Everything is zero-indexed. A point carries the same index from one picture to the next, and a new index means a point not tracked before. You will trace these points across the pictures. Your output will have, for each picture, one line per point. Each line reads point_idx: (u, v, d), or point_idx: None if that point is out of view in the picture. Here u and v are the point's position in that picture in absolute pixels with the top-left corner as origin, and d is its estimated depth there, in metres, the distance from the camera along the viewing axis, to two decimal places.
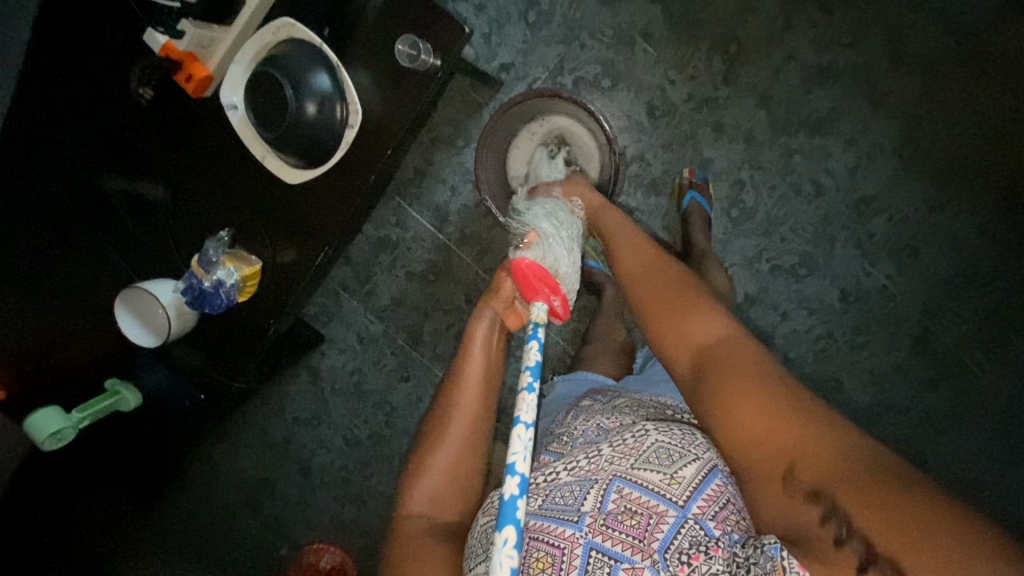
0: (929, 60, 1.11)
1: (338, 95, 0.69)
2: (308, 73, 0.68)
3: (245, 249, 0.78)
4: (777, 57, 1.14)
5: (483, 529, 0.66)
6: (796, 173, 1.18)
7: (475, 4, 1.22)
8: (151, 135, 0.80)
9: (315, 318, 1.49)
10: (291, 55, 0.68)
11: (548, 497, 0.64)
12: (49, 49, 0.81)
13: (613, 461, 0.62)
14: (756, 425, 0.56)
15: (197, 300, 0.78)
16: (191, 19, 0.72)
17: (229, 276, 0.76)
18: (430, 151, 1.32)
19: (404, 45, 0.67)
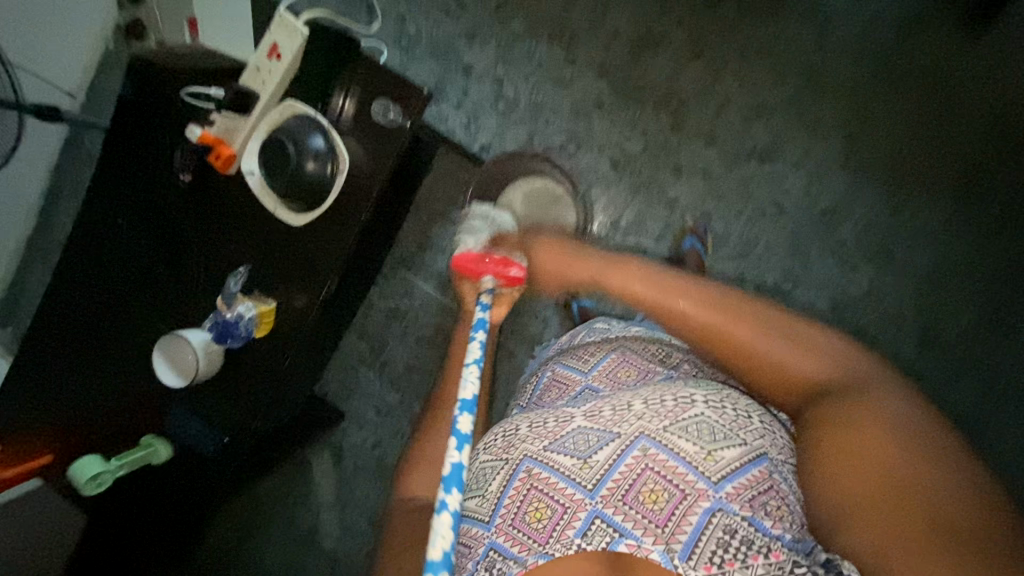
0: (847, 87, 1.24)
1: (334, 154, 0.85)
2: (308, 137, 0.84)
3: (261, 291, 0.91)
4: (715, 103, 1.29)
5: (482, 466, 0.78)
6: (756, 198, 1.30)
7: (453, 102, 1.43)
8: (190, 212, 0.97)
9: (336, 396, 1.60)
10: (294, 124, 0.85)
11: (555, 441, 0.72)
12: (114, 157, 1.01)
13: (641, 421, 0.70)
14: (859, 465, 0.62)
15: (221, 333, 0.89)
16: (221, 112, 0.90)
17: (248, 311, 0.88)
18: (429, 225, 1.48)
19: (378, 108, 0.85)
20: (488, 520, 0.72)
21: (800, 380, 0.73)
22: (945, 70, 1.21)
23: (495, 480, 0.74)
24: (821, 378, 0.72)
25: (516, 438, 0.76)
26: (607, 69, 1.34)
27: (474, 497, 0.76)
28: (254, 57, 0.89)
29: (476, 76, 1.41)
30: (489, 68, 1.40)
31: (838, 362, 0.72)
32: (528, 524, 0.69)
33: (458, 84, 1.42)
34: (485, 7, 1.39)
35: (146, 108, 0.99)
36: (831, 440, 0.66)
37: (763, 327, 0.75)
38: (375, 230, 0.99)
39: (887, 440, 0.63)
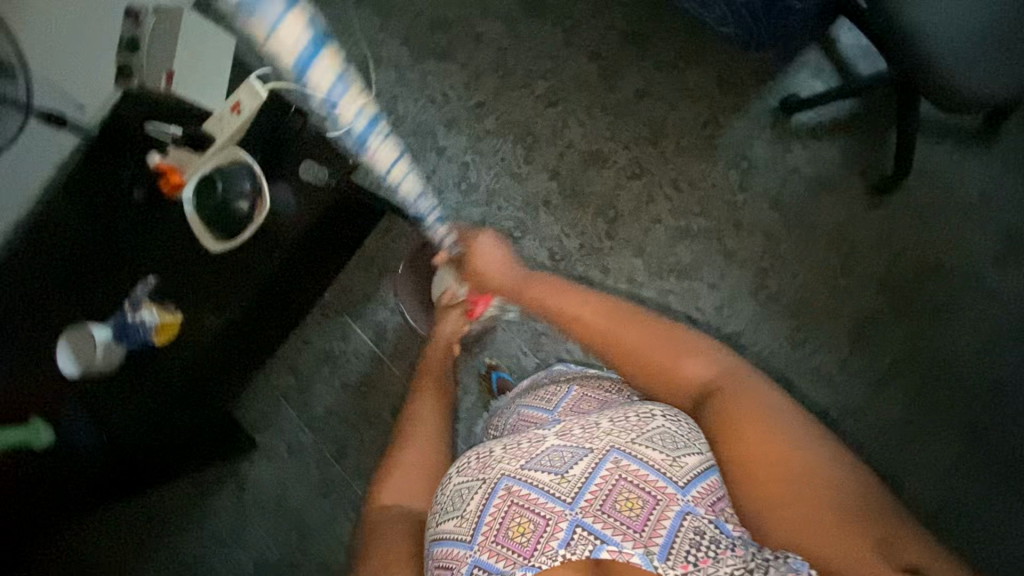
0: (763, 227, 1.38)
1: (258, 194, 1.02)
2: (236, 179, 1.02)
3: (166, 300, 1.06)
4: (646, 220, 1.44)
5: (455, 489, 0.74)
6: (672, 310, 1.40)
7: (422, 175, 1.59)
8: (138, 226, 1.09)
9: (251, 427, 1.62)
10: (229, 167, 1.02)
11: (529, 460, 0.71)
12: (86, 166, 1.13)
13: (611, 435, 0.69)
14: (774, 474, 0.65)
15: (121, 332, 1.04)
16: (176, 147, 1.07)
17: (150, 316, 1.03)
18: (377, 279, 1.59)
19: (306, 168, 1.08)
20: (470, 539, 0.69)
21: (690, 385, 0.77)
22: (853, 228, 1.34)
23: (471, 500, 0.71)
24: (708, 380, 0.76)
25: (491, 458, 0.74)
26: (559, 174, 1.50)
27: (451, 519, 0.72)
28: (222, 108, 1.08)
29: (446, 158, 1.58)
30: (459, 154, 1.57)
31: (716, 369, 0.76)
32: (511, 539, 0.67)
33: (430, 161, 1.59)
34: (466, 102, 1.58)
35: (129, 133, 1.13)
36: (744, 452, 0.67)
37: (654, 335, 0.81)
38: (296, 269, 1.16)
39: (772, 440, 0.67)
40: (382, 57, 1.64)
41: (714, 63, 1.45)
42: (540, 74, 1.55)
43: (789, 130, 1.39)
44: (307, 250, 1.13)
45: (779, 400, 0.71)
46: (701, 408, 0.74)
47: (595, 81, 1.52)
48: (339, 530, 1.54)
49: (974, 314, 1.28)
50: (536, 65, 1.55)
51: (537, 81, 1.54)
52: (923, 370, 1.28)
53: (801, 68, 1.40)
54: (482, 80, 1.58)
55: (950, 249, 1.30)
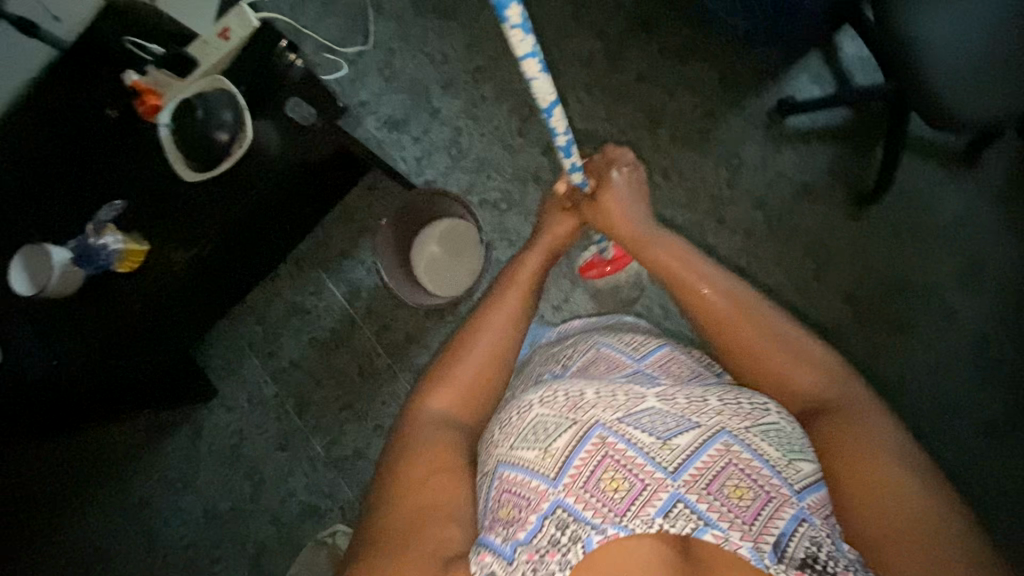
0: (744, 226, 1.40)
1: (240, 122, 0.98)
2: (218, 109, 0.98)
3: (133, 229, 1.02)
4: None
5: (538, 421, 0.70)
6: (647, 298, 1.42)
7: (413, 136, 1.55)
8: (110, 148, 1.04)
9: (214, 372, 1.60)
10: (212, 96, 0.98)
11: (631, 415, 0.67)
12: (64, 80, 1.07)
13: (721, 415, 0.66)
14: (871, 493, 0.59)
15: (82, 255, 0.99)
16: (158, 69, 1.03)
17: (114, 241, 0.98)
18: (356, 237, 1.56)
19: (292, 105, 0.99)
20: (554, 477, 0.64)
21: (802, 396, 0.71)
22: (829, 237, 1.37)
23: (560, 436, 0.67)
24: (822, 393, 0.70)
25: (583, 400, 0.69)
26: (551, 149, 1.49)
27: (529, 447, 0.67)
28: (206, 35, 1.05)
29: (439, 120, 1.54)
30: (452, 117, 1.54)
31: (824, 375, 0.71)
32: (601, 491, 0.62)
33: (422, 121, 1.55)
34: (464, 64, 1.55)
35: (109, 52, 1.08)
36: (849, 460, 0.62)
37: (766, 334, 0.74)
38: (269, 212, 1.11)
39: (875, 460, 0.61)
40: (383, 9, 1.59)
41: (717, 56, 1.45)
42: (543, 45, 1.52)
43: (780, 132, 1.40)
44: (280, 195, 1.07)
45: (884, 418, 0.66)
46: (811, 420, 0.68)
47: (597, 59, 1.50)
48: (292, 484, 1.53)
49: (935, 331, 1.31)
50: (540, 34, 1.52)
51: (539, 52, 1.52)
52: (879, 379, 1.31)
53: (801, 71, 1.41)
54: (483, 43, 1.54)
55: (920, 266, 1.33)
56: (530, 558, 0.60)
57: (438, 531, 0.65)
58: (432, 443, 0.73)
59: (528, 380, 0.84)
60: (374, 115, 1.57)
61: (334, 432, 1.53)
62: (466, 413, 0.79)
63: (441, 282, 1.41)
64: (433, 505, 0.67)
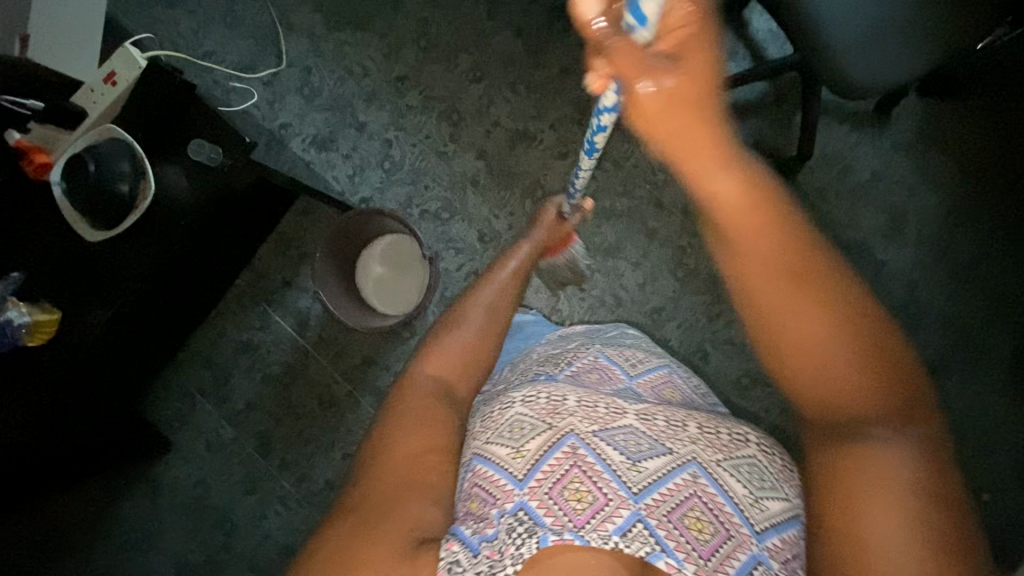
0: (682, 206, 1.43)
1: (143, 174, 0.94)
2: (114, 161, 0.91)
3: (40, 300, 0.94)
4: None
5: (516, 420, 0.71)
6: (598, 288, 1.43)
7: (343, 154, 1.50)
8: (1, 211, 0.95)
9: (166, 425, 1.52)
10: (106, 147, 0.92)
11: (605, 430, 0.68)
12: None
13: (696, 445, 0.68)
14: (861, 523, 0.52)
15: None
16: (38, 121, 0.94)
17: (20, 316, 0.90)
18: (298, 264, 1.50)
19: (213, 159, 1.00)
20: (521, 480, 0.66)
21: (852, 408, 0.56)
22: None
23: (533, 439, 0.68)
24: (864, 410, 0.56)
25: (564, 407, 0.71)
26: (485, 152, 1.47)
27: (504, 445, 0.69)
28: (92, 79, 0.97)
29: (367, 134, 1.50)
30: (381, 131, 1.50)
31: (882, 395, 0.56)
32: (565, 500, 0.63)
33: (350, 138, 1.50)
34: (386, 75, 1.51)
35: None
36: (845, 485, 0.54)
37: (855, 338, 0.55)
38: (192, 258, 1.08)
39: (880, 494, 0.53)
40: (294, 25, 1.53)
41: None
42: (463, 48, 1.49)
43: None
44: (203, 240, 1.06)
45: (913, 451, 0.54)
46: (828, 438, 0.57)
47: (520, 56, 1.48)
48: (266, 526, 1.48)
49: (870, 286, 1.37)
50: (459, 37, 1.50)
51: (461, 55, 1.49)
52: None
53: None
54: (403, 52, 1.50)
55: (848, 225, 1.39)
56: (492, 555, 0.61)
57: (416, 507, 0.65)
58: (427, 407, 0.74)
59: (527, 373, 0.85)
60: (299, 136, 1.51)
61: (303, 467, 1.49)
62: (458, 383, 0.80)
63: (387, 299, 1.37)
64: (413, 480, 0.67)
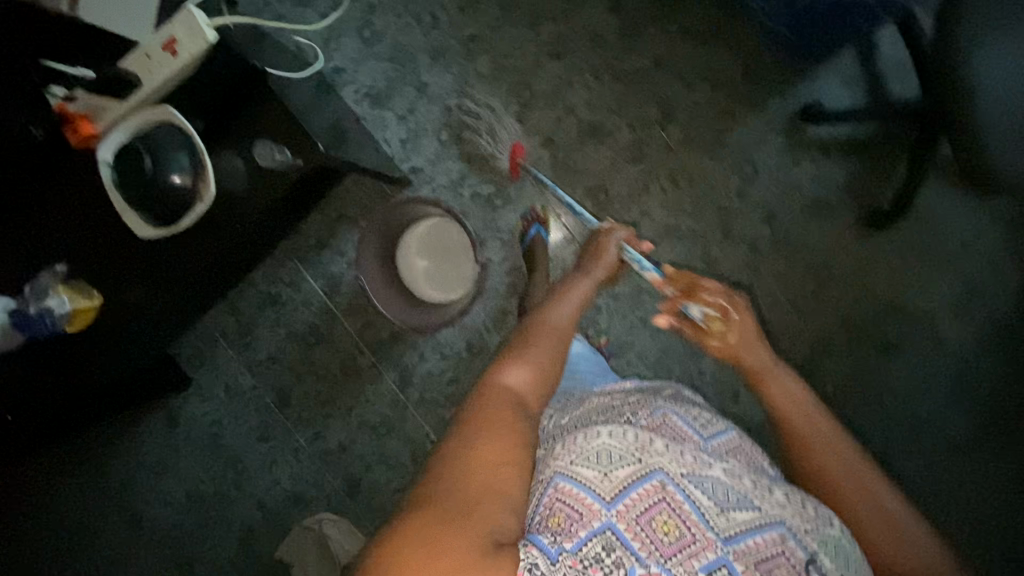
0: (749, 239, 1.33)
1: (201, 169, 0.84)
2: (171, 153, 0.83)
3: (83, 286, 0.93)
4: (634, 213, 1.35)
5: (602, 439, 0.66)
6: (642, 308, 1.38)
7: (398, 114, 1.37)
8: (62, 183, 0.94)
9: (187, 362, 1.54)
10: (164, 136, 0.84)
11: (694, 473, 0.65)
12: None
13: (785, 509, 0.66)
14: None
15: (20, 321, 0.89)
16: (88, 90, 0.90)
17: (61, 304, 0.89)
18: (335, 227, 1.43)
19: (263, 151, 0.91)
20: (609, 500, 0.62)
21: None
22: (835, 256, 1.32)
23: (625, 465, 0.64)
24: None
25: (655, 444, 0.67)
26: (552, 141, 1.35)
27: (594, 466, 0.64)
28: (149, 44, 0.85)
29: (427, 97, 1.36)
30: (443, 96, 1.36)
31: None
32: (654, 532, 0.60)
33: (408, 97, 1.36)
34: (456, 32, 1.34)
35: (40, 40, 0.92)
36: None
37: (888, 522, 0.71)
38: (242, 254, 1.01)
39: None
40: None
41: (742, 45, 1.29)
42: (548, 14, 1.31)
43: (799, 140, 1.30)
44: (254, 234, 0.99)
45: None
46: None
47: (610, 36, 1.31)
48: (278, 472, 1.54)
49: (929, 361, 1.30)
50: (546, 1, 1.31)
51: (544, 23, 1.31)
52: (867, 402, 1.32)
53: (831, 72, 1.27)
54: (479, 7, 1.32)
55: (923, 290, 1.30)
56: (573, 564, 0.58)
57: (499, 520, 0.56)
58: (505, 413, 0.68)
59: (604, 408, 0.80)
60: (352, 85, 1.37)
61: (318, 425, 1.51)
62: (534, 400, 0.74)
63: (436, 286, 1.31)
64: (490, 486, 0.59)
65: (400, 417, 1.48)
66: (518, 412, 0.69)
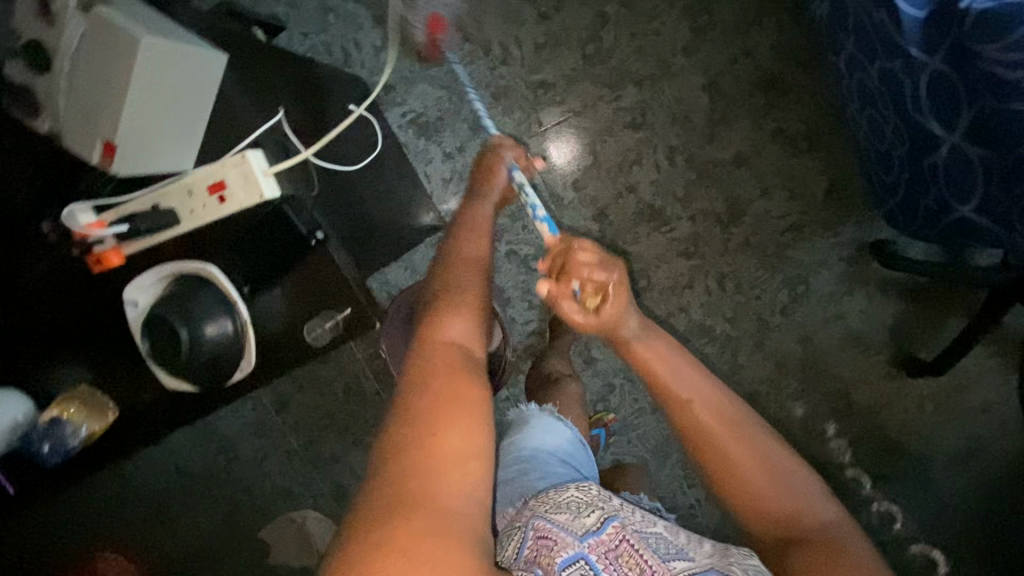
0: (783, 354, 1.25)
1: (239, 335, 0.75)
2: (205, 318, 0.73)
3: (100, 401, 0.81)
4: (672, 304, 1.25)
5: (570, 494, 0.66)
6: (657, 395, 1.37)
7: (445, 150, 1.24)
8: (53, 277, 0.79)
9: None
10: (198, 298, 0.73)
11: (641, 528, 0.63)
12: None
13: (711, 557, 0.61)
14: None
15: (39, 445, 0.80)
16: (120, 210, 0.75)
17: (82, 434, 0.80)
18: None
19: (311, 325, 0.76)
20: (581, 535, 0.59)
21: None
22: (864, 387, 1.24)
23: (590, 512, 0.62)
24: None
25: (607, 499, 0.67)
26: (605, 217, 1.22)
27: (564, 510, 0.62)
28: (191, 178, 0.73)
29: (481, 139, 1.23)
30: (498, 140, 1.22)
31: None
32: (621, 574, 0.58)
33: (459, 134, 1.23)
34: (528, 74, 1.20)
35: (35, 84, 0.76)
36: None
37: None
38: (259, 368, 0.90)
39: None
40: None
41: (833, 158, 1.17)
42: (634, 77, 1.18)
43: (863, 268, 1.21)
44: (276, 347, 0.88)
45: None
46: None
47: (695, 116, 1.18)
48: (266, 468, 1.52)
49: (951, 524, 1.21)
50: (633, 64, 1.18)
51: (627, 86, 1.18)
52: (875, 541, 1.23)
53: None
54: (560, 53, 1.19)
55: (956, 438, 1.22)
56: None
57: (466, 484, 0.51)
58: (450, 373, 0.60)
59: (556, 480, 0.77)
60: (399, 108, 1.23)
61: (312, 433, 1.51)
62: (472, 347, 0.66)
63: None
64: (464, 431, 0.54)
65: None
66: (463, 361, 0.61)
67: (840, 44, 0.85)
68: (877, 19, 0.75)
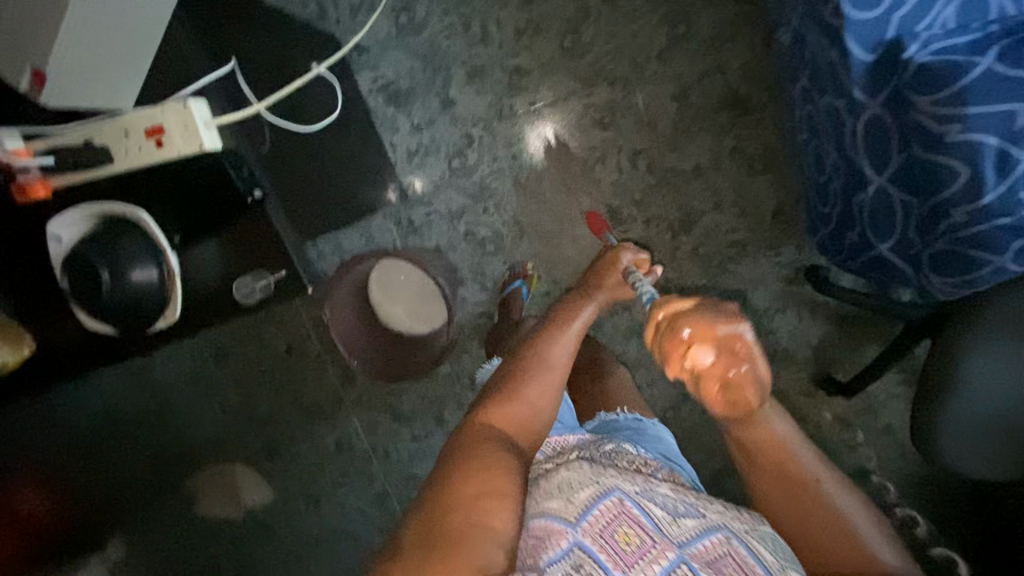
0: None
1: (166, 281, 0.76)
2: (130, 264, 0.73)
3: (23, 335, 0.79)
4: (618, 302, 1.29)
5: (562, 474, 0.68)
6: None
7: (413, 122, 1.23)
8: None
9: None
10: (124, 241, 0.73)
11: (643, 490, 0.66)
12: None
13: (723, 516, 0.67)
14: None
15: None
16: (51, 142, 0.74)
17: None
18: None
19: (244, 281, 0.82)
20: (573, 521, 0.62)
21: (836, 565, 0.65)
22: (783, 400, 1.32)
23: (581, 488, 0.65)
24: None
25: (606, 468, 0.69)
26: (563, 211, 1.24)
27: (554, 498, 0.65)
28: (129, 118, 0.73)
29: (451, 116, 1.22)
30: (469, 121, 1.22)
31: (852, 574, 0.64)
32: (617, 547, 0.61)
33: (429, 108, 1.22)
34: (504, 58, 1.20)
35: None
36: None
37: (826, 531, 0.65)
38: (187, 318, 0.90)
39: None
40: None
41: (783, 183, 1.22)
42: (608, 76, 1.20)
43: (798, 289, 1.27)
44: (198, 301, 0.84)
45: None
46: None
47: (662, 123, 1.21)
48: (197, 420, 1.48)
49: None
50: (608, 64, 1.19)
51: (600, 84, 1.20)
52: None
53: None
54: (538, 41, 1.19)
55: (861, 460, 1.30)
56: None
57: (495, 528, 0.58)
58: (493, 458, 0.63)
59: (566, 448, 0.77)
60: (371, 72, 1.21)
61: (248, 389, 1.48)
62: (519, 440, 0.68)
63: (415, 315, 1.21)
64: (485, 489, 0.60)
65: (333, 407, 1.48)
66: (506, 451, 0.65)
67: (798, 75, 0.89)
68: (830, 57, 0.78)
